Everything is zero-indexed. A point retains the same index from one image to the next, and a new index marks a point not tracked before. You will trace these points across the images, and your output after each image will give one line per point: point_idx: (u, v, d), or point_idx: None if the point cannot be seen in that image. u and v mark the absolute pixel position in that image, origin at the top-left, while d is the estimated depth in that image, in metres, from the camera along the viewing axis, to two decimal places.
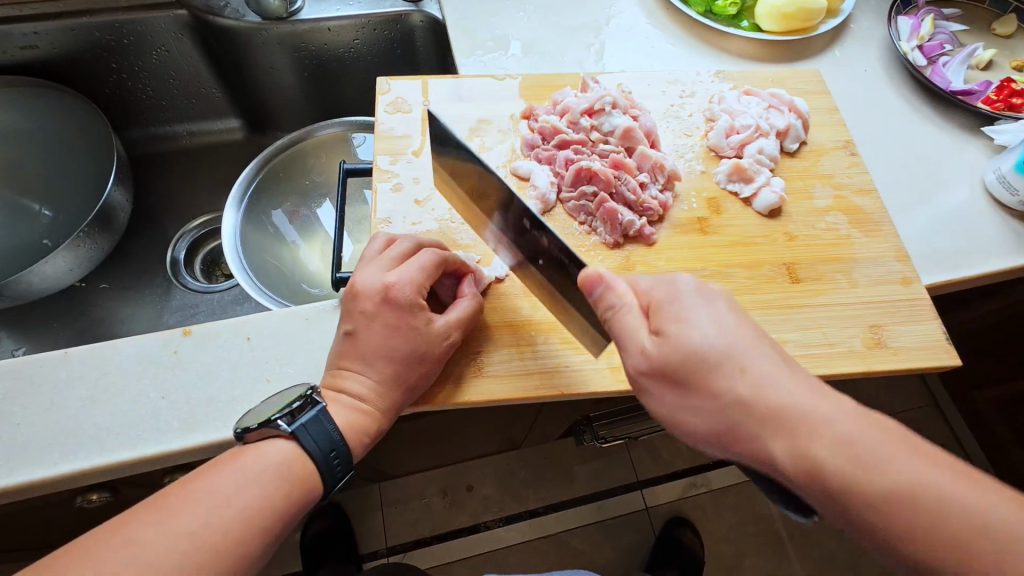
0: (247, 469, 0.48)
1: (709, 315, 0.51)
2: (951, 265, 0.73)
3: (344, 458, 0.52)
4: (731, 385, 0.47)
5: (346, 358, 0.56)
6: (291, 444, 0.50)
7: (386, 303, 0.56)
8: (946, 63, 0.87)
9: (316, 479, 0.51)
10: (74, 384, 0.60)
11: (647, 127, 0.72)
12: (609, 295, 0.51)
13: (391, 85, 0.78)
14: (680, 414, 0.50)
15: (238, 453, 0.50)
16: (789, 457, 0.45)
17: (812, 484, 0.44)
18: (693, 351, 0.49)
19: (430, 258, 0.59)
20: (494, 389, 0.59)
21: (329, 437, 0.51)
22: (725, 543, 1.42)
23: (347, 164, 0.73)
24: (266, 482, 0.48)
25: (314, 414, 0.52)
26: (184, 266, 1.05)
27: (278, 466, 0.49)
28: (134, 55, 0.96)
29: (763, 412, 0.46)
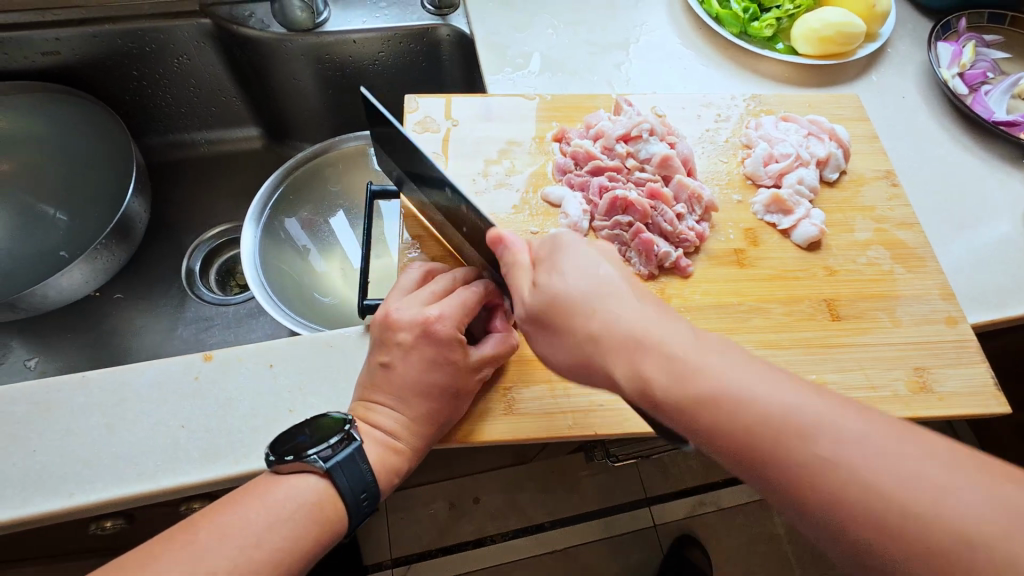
0: (275, 508, 0.46)
1: (575, 249, 0.51)
2: (993, 304, 0.70)
3: (372, 498, 0.51)
4: (585, 323, 0.46)
5: (377, 391, 0.54)
6: (324, 482, 0.49)
7: (425, 338, 0.54)
8: (988, 92, 0.85)
9: (344, 519, 0.49)
10: (93, 410, 0.58)
11: (683, 155, 0.70)
12: (508, 255, 0.53)
13: (419, 102, 0.76)
14: (548, 351, 0.50)
15: (269, 486, 0.48)
16: (629, 376, 0.44)
17: (620, 378, 0.44)
18: (553, 293, 0.48)
19: (473, 291, 0.56)
20: (525, 427, 0.57)
21: (362, 478, 0.50)
22: (735, 566, 1.40)
23: (375, 185, 0.72)
24: (295, 522, 0.46)
25: (350, 452, 0.50)
26: (200, 277, 1.03)
27: (310, 507, 0.47)
28: (155, 62, 0.95)
29: (634, 370, 0.43)
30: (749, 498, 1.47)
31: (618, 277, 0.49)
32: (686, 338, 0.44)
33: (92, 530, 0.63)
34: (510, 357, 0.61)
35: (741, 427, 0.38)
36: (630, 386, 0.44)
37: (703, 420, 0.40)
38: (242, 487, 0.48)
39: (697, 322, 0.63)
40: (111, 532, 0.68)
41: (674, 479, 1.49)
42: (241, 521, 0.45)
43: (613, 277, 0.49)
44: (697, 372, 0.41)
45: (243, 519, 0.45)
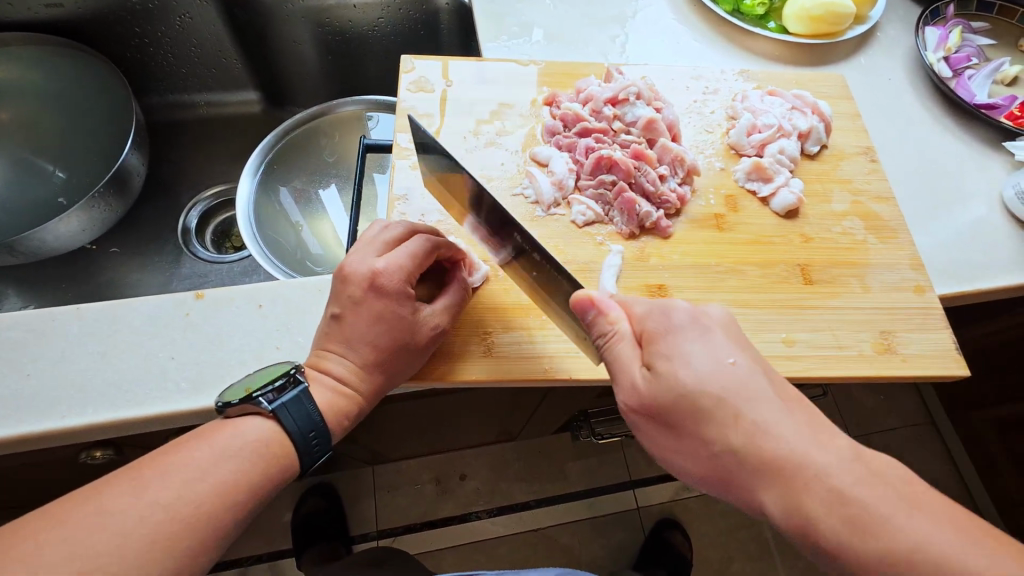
0: (225, 444, 0.48)
1: (663, 310, 0.53)
2: (963, 277, 0.73)
3: (323, 440, 0.53)
4: (726, 432, 0.47)
5: (330, 339, 0.55)
6: (271, 423, 0.51)
7: (373, 291, 0.55)
8: (971, 77, 0.87)
9: (293, 457, 0.51)
10: (85, 340, 0.60)
11: (669, 121, 0.72)
12: (600, 321, 0.52)
13: (415, 64, 0.78)
14: (671, 455, 0.51)
15: (218, 427, 0.50)
16: (783, 509, 0.44)
17: (741, 465, 0.46)
18: (688, 391, 0.48)
19: (421, 244, 0.57)
20: (501, 370, 0.59)
21: (310, 418, 0.52)
22: (713, 548, 1.43)
23: (368, 140, 0.74)
24: (243, 457, 0.48)
25: (296, 394, 0.52)
26: (195, 235, 1.05)
27: (256, 444, 0.49)
28: (157, 20, 0.96)
29: (757, 459, 0.45)
30: None
31: (752, 373, 0.49)
32: (806, 441, 0.45)
33: (83, 460, 0.66)
34: (492, 306, 0.63)
35: (863, 556, 0.41)
36: (774, 511, 0.45)
37: (840, 527, 0.42)
38: (192, 431, 0.50)
39: (675, 280, 0.65)
40: (101, 467, 0.71)
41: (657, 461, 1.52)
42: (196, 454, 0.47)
43: (732, 356, 0.49)
44: (826, 480, 0.43)
45: (192, 453, 0.47)
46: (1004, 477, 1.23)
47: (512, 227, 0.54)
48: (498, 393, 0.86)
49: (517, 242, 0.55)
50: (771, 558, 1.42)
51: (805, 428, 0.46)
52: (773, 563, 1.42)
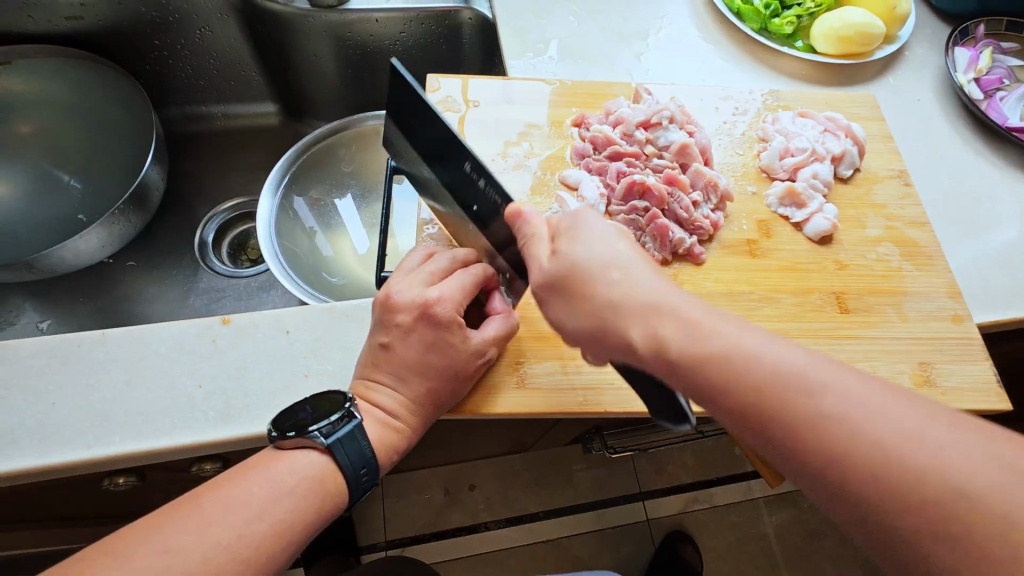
0: (280, 481, 0.47)
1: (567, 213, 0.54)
2: (998, 304, 0.72)
3: (372, 473, 0.52)
4: (608, 292, 0.48)
5: (378, 370, 0.54)
6: (325, 457, 0.50)
7: (425, 320, 0.54)
8: (1003, 98, 0.85)
9: (344, 493, 0.50)
10: (111, 367, 0.59)
11: (702, 144, 0.71)
12: (525, 228, 0.52)
13: (440, 83, 0.77)
14: (568, 327, 0.50)
15: (272, 459, 0.49)
16: (649, 346, 0.45)
17: (624, 321, 0.47)
18: (572, 263, 0.50)
19: (471, 276, 0.57)
20: (536, 400, 0.58)
21: (362, 454, 0.51)
22: (724, 561, 1.43)
23: (395, 161, 0.73)
24: (297, 495, 0.47)
25: (350, 429, 0.51)
26: (212, 249, 1.04)
27: (311, 480, 0.48)
28: (178, 32, 0.95)
29: (632, 312, 0.46)
30: (742, 496, 1.49)
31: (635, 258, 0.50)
32: (692, 313, 0.45)
33: (106, 486, 0.65)
34: (523, 334, 0.61)
35: (740, 404, 0.41)
36: (645, 349, 0.46)
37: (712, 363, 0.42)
38: (242, 466, 0.48)
39: None
40: (122, 491, 0.70)
41: (669, 473, 1.51)
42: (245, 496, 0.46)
43: (620, 239, 0.50)
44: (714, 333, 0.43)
45: (248, 489, 0.46)
46: None
47: (461, 156, 0.53)
48: None
49: (463, 174, 0.54)
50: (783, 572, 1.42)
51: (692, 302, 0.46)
52: None
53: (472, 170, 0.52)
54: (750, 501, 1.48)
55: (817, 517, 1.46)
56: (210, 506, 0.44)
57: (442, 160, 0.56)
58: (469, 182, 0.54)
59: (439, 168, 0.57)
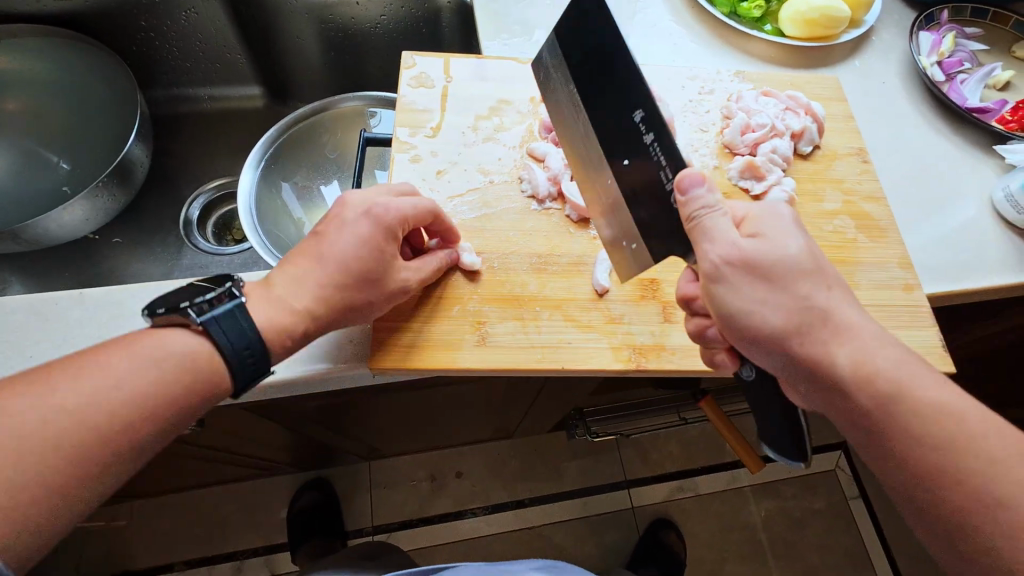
0: (145, 355, 0.48)
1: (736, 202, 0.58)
2: (952, 278, 0.74)
3: (259, 358, 0.53)
4: (820, 296, 0.51)
5: (306, 257, 0.56)
6: (200, 337, 0.51)
7: (367, 218, 0.57)
8: (963, 81, 0.88)
9: (223, 373, 0.51)
10: (87, 324, 0.61)
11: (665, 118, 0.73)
12: (705, 197, 0.51)
13: (415, 60, 0.79)
14: (754, 308, 0.51)
15: (143, 337, 0.50)
16: (852, 363, 0.49)
17: (826, 327, 0.50)
18: (786, 260, 0.51)
19: (428, 203, 0.60)
20: (496, 358, 0.60)
21: (243, 335, 0.52)
22: (708, 548, 1.44)
23: (368, 133, 0.75)
24: (163, 369, 0.48)
25: (229, 308, 0.52)
26: (196, 227, 1.06)
27: (182, 357, 0.49)
28: (164, 14, 0.97)
29: (842, 326, 0.50)
30: (727, 485, 1.51)
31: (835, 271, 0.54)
32: (882, 346, 0.51)
33: None
34: (486, 295, 0.63)
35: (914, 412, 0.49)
36: (847, 370, 0.50)
37: (900, 393, 0.49)
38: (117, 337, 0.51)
39: (667, 274, 0.66)
40: None
41: (654, 461, 1.53)
42: (136, 347, 0.49)
43: (819, 255, 0.53)
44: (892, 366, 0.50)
45: (112, 366, 0.47)
46: None
47: (638, 103, 0.54)
48: (492, 384, 0.87)
49: (632, 122, 0.55)
50: (765, 559, 1.44)
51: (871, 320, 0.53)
52: (768, 564, 1.43)
53: (642, 123, 0.54)
54: (734, 489, 1.50)
55: (800, 505, 1.48)
56: (118, 355, 0.48)
57: (614, 95, 0.57)
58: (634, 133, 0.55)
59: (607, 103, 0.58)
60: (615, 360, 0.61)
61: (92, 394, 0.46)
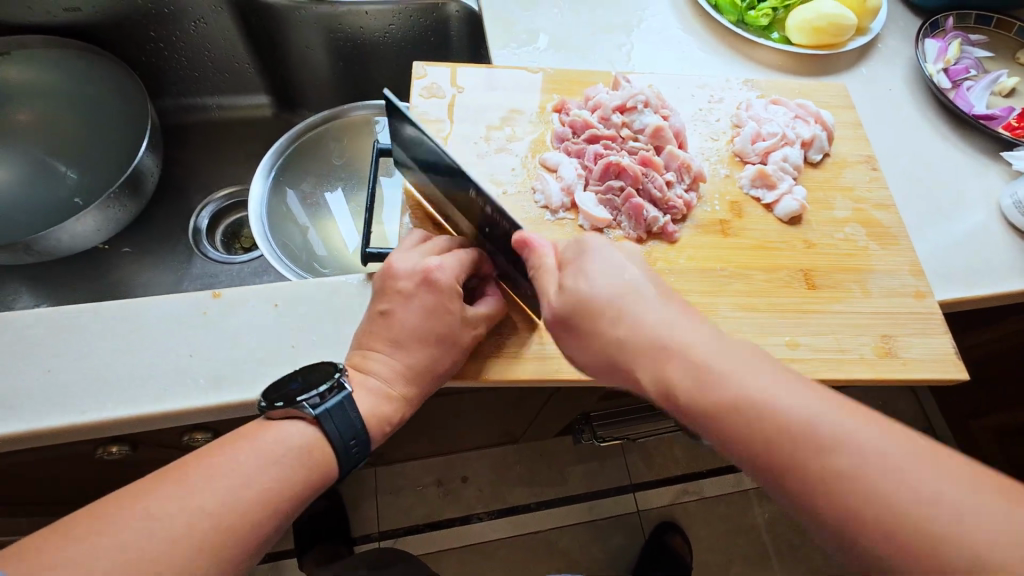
0: (264, 449, 0.50)
1: (606, 261, 0.54)
2: (961, 283, 0.75)
3: (361, 446, 0.55)
4: (740, 412, 0.44)
5: (375, 338, 0.58)
6: (313, 429, 0.52)
7: (425, 286, 0.58)
8: (970, 88, 0.89)
9: (333, 462, 0.53)
10: (106, 337, 0.61)
11: (676, 128, 0.74)
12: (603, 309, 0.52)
13: (427, 70, 0.80)
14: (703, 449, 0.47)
15: (259, 430, 0.51)
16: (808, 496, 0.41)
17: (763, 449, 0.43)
18: (695, 373, 0.46)
19: (470, 254, 0.62)
20: (516, 369, 0.61)
21: (351, 425, 0.53)
22: (716, 552, 1.45)
23: (380, 144, 0.75)
24: (283, 463, 0.50)
25: (339, 400, 0.53)
26: (206, 236, 1.06)
27: (298, 448, 0.51)
28: (174, 24, 0.98)
29: (775, 435, 0.42)
30: (732, 488, 1.52)
31: (730, 354, 0.47)
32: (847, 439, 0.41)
33: (99, 455, 0.67)
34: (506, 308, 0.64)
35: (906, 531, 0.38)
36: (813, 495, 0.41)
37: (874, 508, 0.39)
38: (231, 433, 0.52)
39: (681, 284, 0.67)
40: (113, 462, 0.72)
41: (659, 465, 1.54)
42: (258, 443, 0.50)
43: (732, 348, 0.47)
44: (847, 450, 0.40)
45: (232, 463, 0.48)
46: None
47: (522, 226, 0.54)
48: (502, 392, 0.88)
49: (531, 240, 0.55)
50: (771, 563, 1.44)
51: (810, 393, 0.44)
52: (773, 568, 1.43)
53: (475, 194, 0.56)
54: (739, 492, 1.51)
55: None
56: (248, 451, 0.49)
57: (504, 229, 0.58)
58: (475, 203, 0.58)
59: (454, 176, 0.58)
60: None
61: (232, 491, 0.46)
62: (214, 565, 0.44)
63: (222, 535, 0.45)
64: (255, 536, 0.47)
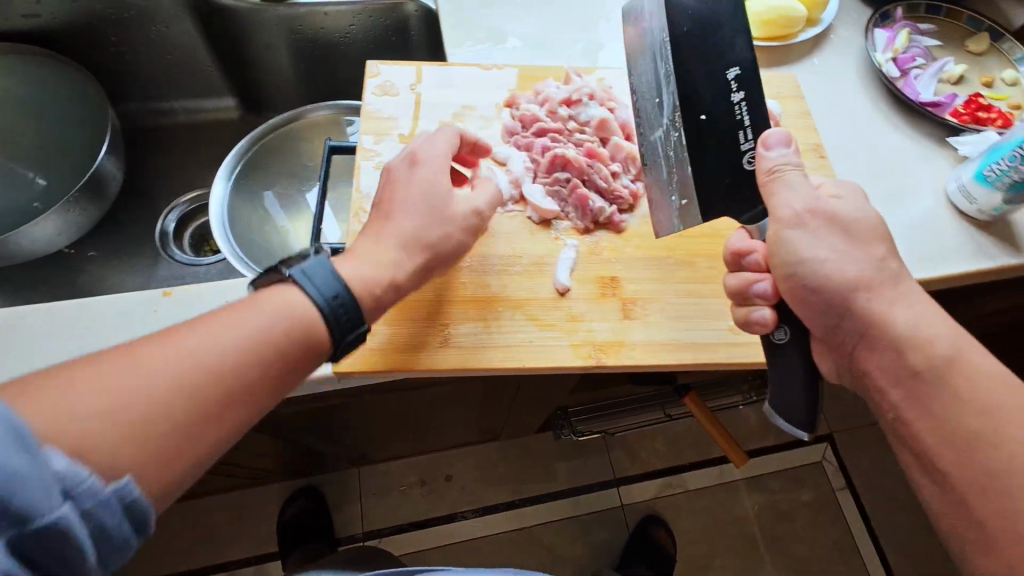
0: (260, 314, 0.50)
1: (800, 189, 0.58)
2: (908, 267, 0.76)
3: (350, 312, 0.54)
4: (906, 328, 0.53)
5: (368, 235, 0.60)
6: (296, 291, 0.53)
7: (413, 163, 0.62)
8: (917, 76, 0.91)
9: (324, 327, 0.53)
10: (55, 336, 0.62)
11: (623, 120, 0.76)
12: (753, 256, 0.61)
13: (381, 68, 0.80)
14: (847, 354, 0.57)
15: (253, 297, 0.52)
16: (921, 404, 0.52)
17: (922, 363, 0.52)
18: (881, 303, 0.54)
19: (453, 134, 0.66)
20: (459, 358, 0.62)
21: (331, 285, 0.54)
22: (700, 543, 1.46)
23: (332, 142, 0.76)
24: (276, 325, 0.50)
25: (315, 262, 0.55)
26: (173, 239, 1.07)
27: (290, 314, 0.51)
28: (135, 29, 0.99)
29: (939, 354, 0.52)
30: (715, 480, 1.52)
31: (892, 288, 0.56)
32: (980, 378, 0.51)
33: None
34: (451, 297, 0.65)
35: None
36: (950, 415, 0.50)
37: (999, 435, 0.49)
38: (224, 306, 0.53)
39: (627, 272, 0.68)
40: None
41: (641, 460, 1.54)
42: (252, 305, 0.51)
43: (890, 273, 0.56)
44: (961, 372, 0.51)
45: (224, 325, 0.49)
46: None
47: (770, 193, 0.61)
48: (469, 384, 0.89)
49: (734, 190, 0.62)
50: (761, 553, 1.46)
51: (921, 317, 0.54)
52: (763, 558, 1.45)
53: (735, 81, 0.61)
54: (722, 484, 1.52)
55: (789, 498, 1.50)
56: (192, 329, 0.48)
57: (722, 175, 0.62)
58: (725, 95, 0.62)
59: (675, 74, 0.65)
60: (576, 357, 0.62)
61: (175, 365, 0.45)
62: (192, 414, 0.45)
63: (204, 393, 0.46)
64: (234, 394, 0.48)
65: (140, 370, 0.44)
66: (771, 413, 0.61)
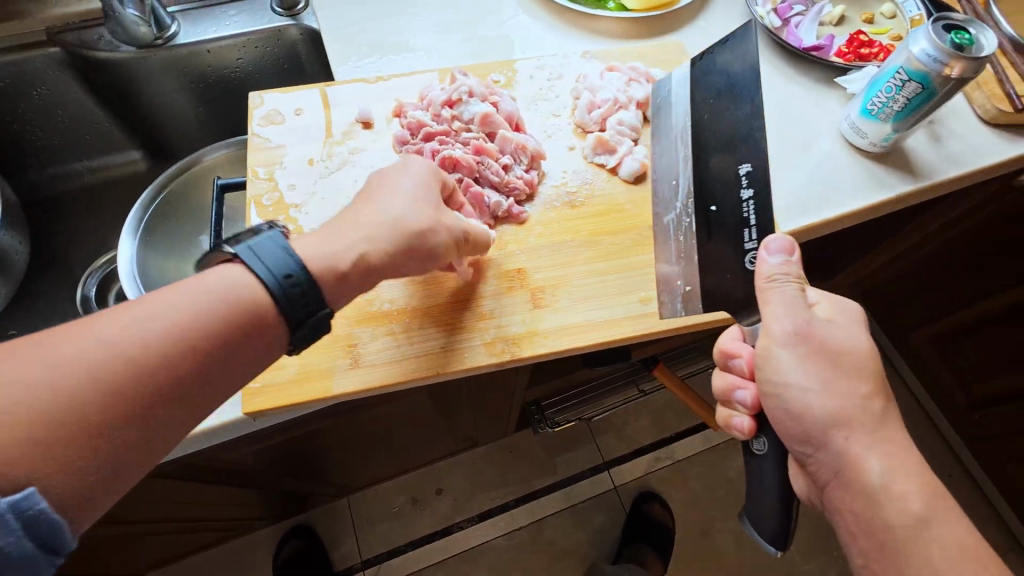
0: (193, 289, 0.48)
1: (794, 308, 0.54)
2: (813, 210, 0.77)
3: (303, 287, 0.51)
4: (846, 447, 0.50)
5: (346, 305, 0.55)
6: (242, 271, 0.50)
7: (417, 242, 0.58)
8: (799, 23, 0.92)
9: (273, 307, 0.50)
10: None
11: (508, 112, 0.76)
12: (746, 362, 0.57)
13: (264, 98, 0.79)
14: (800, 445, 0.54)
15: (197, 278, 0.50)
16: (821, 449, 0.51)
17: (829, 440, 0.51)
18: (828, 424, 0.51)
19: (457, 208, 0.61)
20: (371, 376, 0.61)
21: (282, 262, 0.50)
22: (696, 509, 1.47)
23: (223, 181, 0.74)
24: (212, 301, 0.47)
25: (262, 238, 0.51)
26: (96, 303, 1.03)
27: (228, 291, 0.49)
28: (16, 97, 0.95)
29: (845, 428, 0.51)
30: (701, 446, 1.53)
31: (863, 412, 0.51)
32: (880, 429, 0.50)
33: None
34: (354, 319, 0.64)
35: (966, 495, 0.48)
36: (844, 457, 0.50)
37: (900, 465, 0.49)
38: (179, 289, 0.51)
39: (534, 261, 0.68)
40: None
41: (628, 437, 1.55)
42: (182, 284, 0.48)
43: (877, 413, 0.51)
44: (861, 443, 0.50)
45: (158, 304, 0.46)
46: (945, 385, 1.38)
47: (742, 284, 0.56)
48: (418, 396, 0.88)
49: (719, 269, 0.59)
50: None
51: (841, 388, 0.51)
52: None
53: (748, 178, 0.59)
54: (708, 448, 1.53)
55: None
56: (103, 323, 0.44)
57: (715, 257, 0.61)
58: (735, 188, 0.60)
59: (694, 137, 0.65)
60: (490, 355, 0.62)
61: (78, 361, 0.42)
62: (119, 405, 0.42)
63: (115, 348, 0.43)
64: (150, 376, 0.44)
65: (54, 364, 0.41)
66: (745, 521, 0.57)
